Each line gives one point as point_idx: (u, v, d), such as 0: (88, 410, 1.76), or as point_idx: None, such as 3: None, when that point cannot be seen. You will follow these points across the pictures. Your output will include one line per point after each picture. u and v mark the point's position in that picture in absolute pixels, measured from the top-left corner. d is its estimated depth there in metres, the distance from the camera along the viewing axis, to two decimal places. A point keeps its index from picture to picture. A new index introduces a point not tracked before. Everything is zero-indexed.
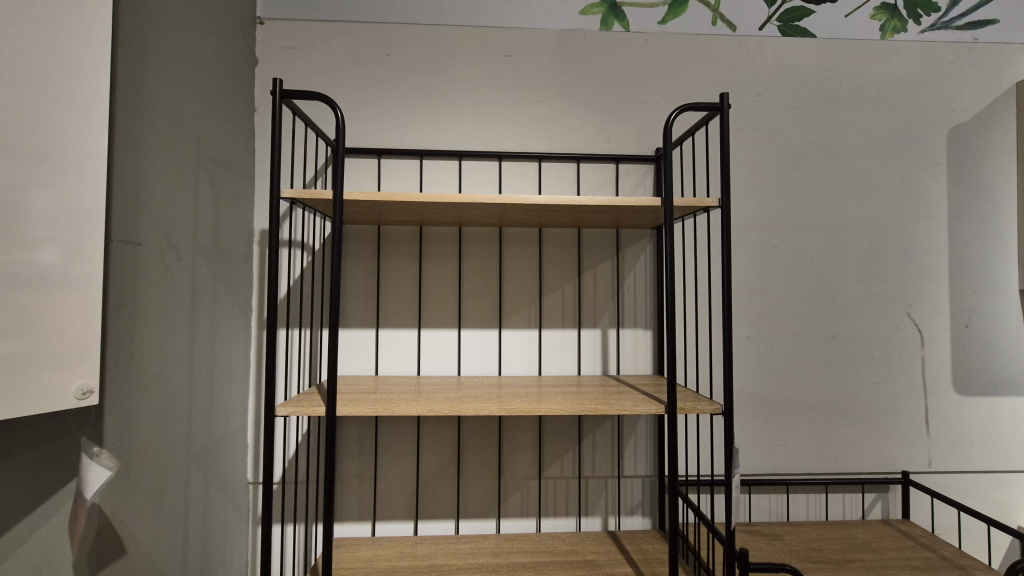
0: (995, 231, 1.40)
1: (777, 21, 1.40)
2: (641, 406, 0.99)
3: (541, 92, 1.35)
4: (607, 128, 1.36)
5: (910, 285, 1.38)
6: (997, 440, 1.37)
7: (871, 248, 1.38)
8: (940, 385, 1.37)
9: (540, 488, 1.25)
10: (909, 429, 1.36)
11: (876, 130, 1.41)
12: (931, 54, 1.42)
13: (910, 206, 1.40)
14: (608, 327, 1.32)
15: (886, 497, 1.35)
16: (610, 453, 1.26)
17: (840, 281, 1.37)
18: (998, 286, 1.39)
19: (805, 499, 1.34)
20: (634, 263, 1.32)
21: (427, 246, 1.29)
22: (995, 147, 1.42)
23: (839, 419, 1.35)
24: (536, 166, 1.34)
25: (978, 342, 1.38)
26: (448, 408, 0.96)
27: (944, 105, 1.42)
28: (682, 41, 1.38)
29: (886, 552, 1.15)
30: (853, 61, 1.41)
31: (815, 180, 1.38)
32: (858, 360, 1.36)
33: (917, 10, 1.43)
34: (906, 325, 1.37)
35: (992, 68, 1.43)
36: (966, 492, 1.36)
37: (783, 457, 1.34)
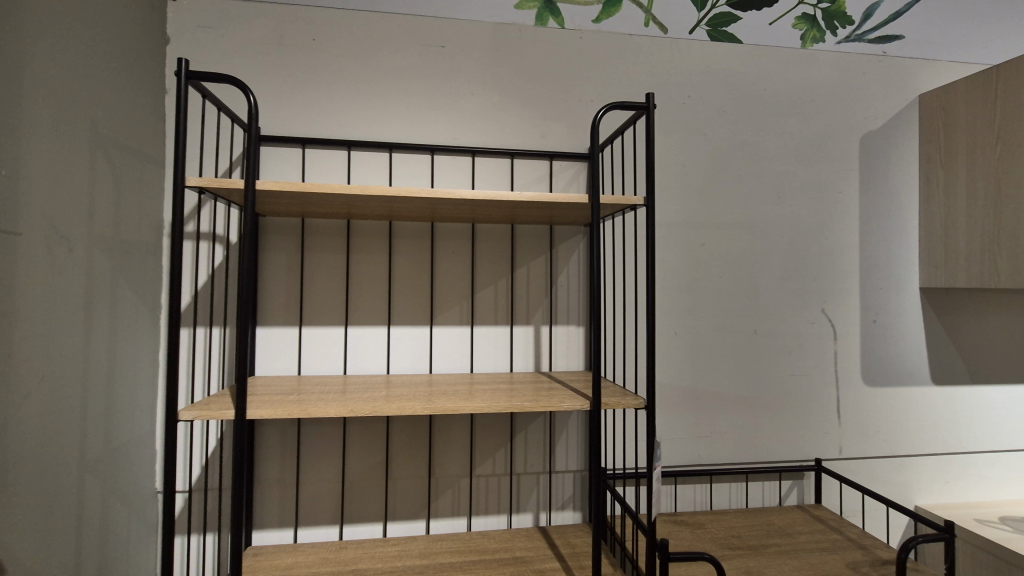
0: (898, 233, 1.51)
1: (706, 26, 1.44)
2: (567, 402, 1.00)
3: (475, 85, 1.33)
4: (543, 124, 1.36)
5: (824, 283, 1.46)
6: (900, 426, 1.47)
7: (789, 247, 1.45)
8: (851, 377, 1.46)
9: (471, 487, 1.23)
10: (822, 418, 1.44)
11: (796, 135, 1.47)
12: (846, 64, 1.51)
13: (826, 208, 1.48)
14: (541, 324, 1.32)
15: (802, 483, 1.43)
16: (541, 449, 1.26)
17: (763, 279, 1.43)
18: (902, 284, 1.50)
19: (727, 488, 1.40)
20: (567, 259, 1.33)
21: (356, 240, 1.24)
22: (900, 155, 1.52)
23: (760, 410, 1.42)
24: (470, 160, 1.32)
25: (882, 337, 1.48)
26: (370, 409, 0.93)
27: (856, 113, 1.51)
28: (616, 40, 1.40)
29: (798, 536, 1.21)
30: (776, 68, 1.47)
31: (739, 181, 1.44)
32: (776, 354, 1.43)
33: (834, 22, 1.50)
34: (821, 321, 1.45)
35: (899, 79, 1.53)
36: (872, 477, 1.46)
37: (707, 449, 1.39)
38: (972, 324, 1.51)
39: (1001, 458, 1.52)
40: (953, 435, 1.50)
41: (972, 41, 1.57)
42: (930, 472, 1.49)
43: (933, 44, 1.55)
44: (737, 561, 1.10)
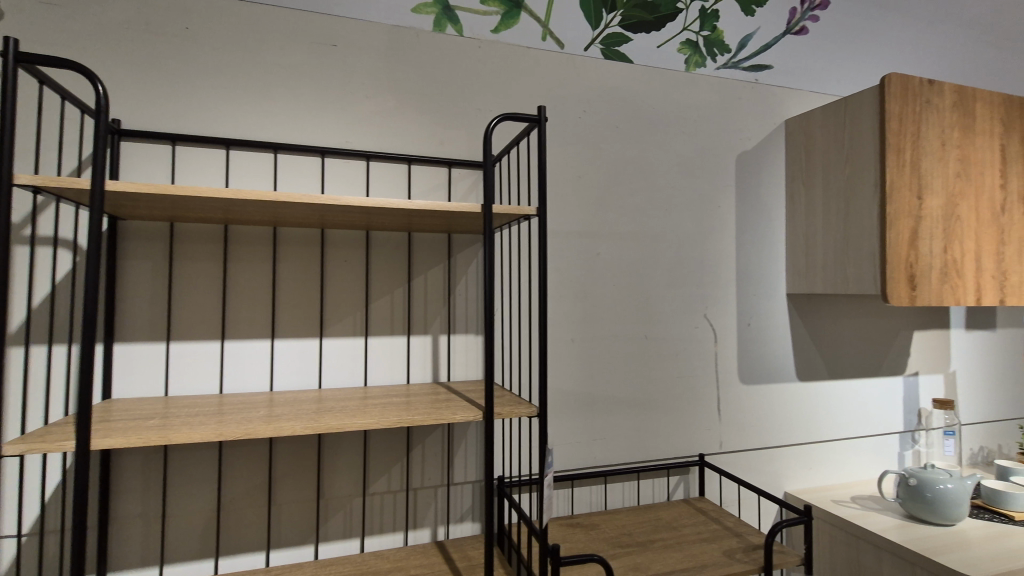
0: (767, 245, 1.66)
1: (600, 44, 1.50)
2: (460, 413, 1.00)
3: (370, 87, 1.29)
4: (440, 131, 1.34)
5: (705, 290, 1.57)
6: (771, 420, 1.62)
7: (675, 256, 1.55)
8: (729, 377, 1.58)
9: (364, 506, 1.18)
10: (705, 415, 1.55)
11: (681, 152, 1.58)
12: (724, 88, 1.64)
13: (707, 221, 1.59)
14: (439, 334, 1.30)
15: (687, 478, 1.52)
16: (439, 462, 1.24)
17: (651, 286, 1.51)
18: (771, 290, 1.65)
19: (620, 487, 1.45)
20: (465, 268, 1.32)
21: (236, 247, 1.15)
22: (769, 174, 1.68)
23: (650, 411, 1.49)
24: (364, 165, 1.27)
25: (755, 339, 1.62)
26: (243, 431, 0.86)
27: (733, 134, 1.64)
28: (513, 52, 1.41)
29: (683, 529, 1.28)
30: (663, 88, 1.57)
31: (630, 193, 1.51)
32: (665, 357, 1.52)
33: (714, 49, 1.63)
34: (703, 325, 1.56)
35: (768, 105, 1.69)
36: (748, 468, 1.59)
37: (602, 451, 1.44)
38: (828, 326, 1.70)
39: (853, 444, 1.72)
40: (815, 426, 1.67)
41: (828, 75, 1.77)
42: (796, 460, 1.65)
43: (796, 75, 1.73)
44: (626, 559, 1.15)
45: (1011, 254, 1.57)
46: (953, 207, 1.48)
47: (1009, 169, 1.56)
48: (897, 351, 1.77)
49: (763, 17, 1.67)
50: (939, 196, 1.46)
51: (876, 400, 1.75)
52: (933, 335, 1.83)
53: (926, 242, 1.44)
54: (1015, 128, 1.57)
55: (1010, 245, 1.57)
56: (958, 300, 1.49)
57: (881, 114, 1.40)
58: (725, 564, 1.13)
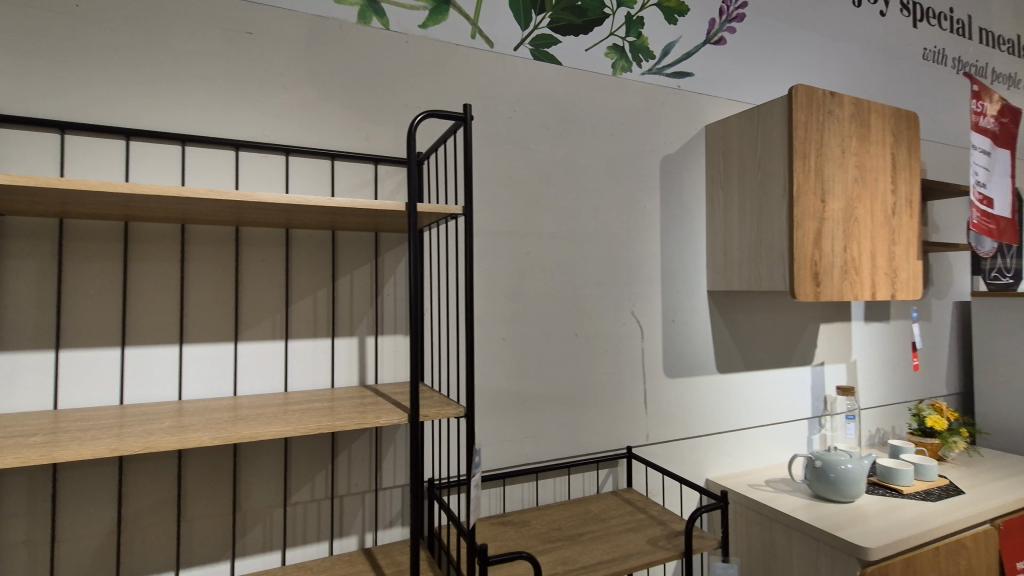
0: (688, 245, 1.74)
1: (529, 45, 1.51)
2: (384, 416, 0.97)
3: (290, 79, 1.23)
4: (366, 126, 1.31)
5: (632, 287, 1.63)
6: (693, 411, 1.70)
7: (603, 254, 1.59)
8: (655, 371, 1.64)
9: (286, 516, 1.13)
10: (633, 409, 1.60)
11: (609, 153, 1.62)
12: (648, 93, 1.70)
13: (632, 221, 1.64)
14: (366, 335, 1.26)
15: (616, 471, 1.57)
16: (366, 467, 1.21)
17: (581, 284, 1.55)
18: (693, 287, 1.73)
19: (551, 483, 1.47)
20: (393, 268, 1.29)
21: (137, 244, 1.07)
22: (691, 176, 1.76)
23: (580, 407, 1.52)
24: (283, 160, 1.22)
25: (679, 334, 1.69)
26: (142, 445, 0.79)
27: (657, 137, 1.70)
28: (442, 48, 1.40)
29: (610, 521, 1.32)
30: (591, 91, 1.60)
31: (560, 193, 1.53)
32: (594, 354, 1.55)
33: (639, 55, 1.68)
34: (631, 322, 1.62)
35: (690, 111, 1.77)
36: (672, 458, 1.66)
37: (533, 448, 1.45)
38: (745, 321, 1.81)
39: (767, 431, 1.83)
40: (733, 415, 1.77)
41: (744, 84, 1.88)
42: (717, 449, 1.74)
43: (715, 83, 1.82)
44: (555, 553, 1.17)
45: (900, 253, 1.73)
46: (852, 210, 1.61)
47: (898, 176, 1.72)
48: (805, 343, 1.91)
49: (685, 26, 1.75)
50: (839, 200, 1.58)
51: (787, 389, 1.88)
52: (837, 327, 1.99)
53: (828, 241, 1.56)
54: (903, 139, 1.73)
55: (899, 245, 1.73)
56: (856, 295, 1.62)
57: (789, 122, 1.50)
58: (649, 551, 1.17)
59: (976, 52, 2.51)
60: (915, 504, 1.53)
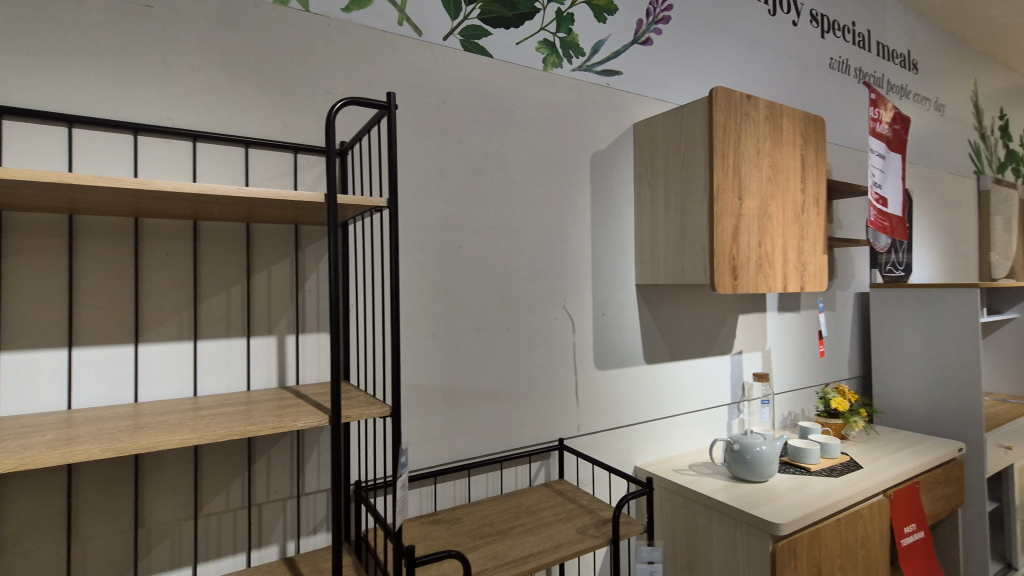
0: (617, 239, 1.79)
1: (459, 35, 1.49)
2: (303, 419, 0.92)
3: (197, 58, 1.14)
4: (284, 112, 1.23)
5: (563, 282, 1.65)
6: (623, 402, 1.75)
7: (535, 249, 1.59)
8: (586, 363, 1.68)
9: (197, 530, 1.05)
10: (564, 402, 1.63)
11: (540, 148, 1.62)
12: (579, 89, 1.72)
13: (563, 216, 1.66)
14: (286, 334, 1.20)
15: (548, 463, 1.59)
16: (287, 472, 1.15)
17: (513, 279, 1.55)
18: (622, 281, 1.78)
19: (484, 478, 1.47)
20: (314, 262, 1.23)
21: (13, 237, 0.95)
22: (619, 173, 1.80)
23: (512, 402, 1.53)
24: (190, 146, 1.13)
25: (608, 327, 1.73)
26: (18, 462, 0.71)
27: (587, 134, 1.73)
28: (367, 34, 1.34)
29: (541, 513, 1.34)
30: (522, 85, 1.60)
31: (491, 187, 1.52)
32: (526, 348, 1.56)
33: (569, 51, 1.70)
34: (562, 316, 1.64)
35: (618, 108, 1.81)
36: (603, 448, 1.70)
37: (465, 444, 1.44)
38: (670, 313, 1.88)
39: (691, 418, 1.92)
40: (659, 404, 1.84)
41: (670, 84, 1.94)
42: (644, 437, 1.80)
43: (642, 83, 1.87)
44: (486, 548, 1.16)
45: (808, 248, 1.86)
46: (766, 207, 1.71)
47: (807, 176, 1.85)
48: (725, 333, 2.02)
49: (614, 25, 1.78)
50: (755, 198, 1.67)
51: (709, 378, 1.97)
52: (753, 318, 2.12)
53: (745, 237, 1.64)
54: (811, 141, 1.86)
55: (807, 241, 1.85)
56: (770, 288, 1.72)
57: (709, 122, 1.56)
58: (578, 540, 1.19)
59: (874, 64, 2.73)
60: (821, 480, 1.66)
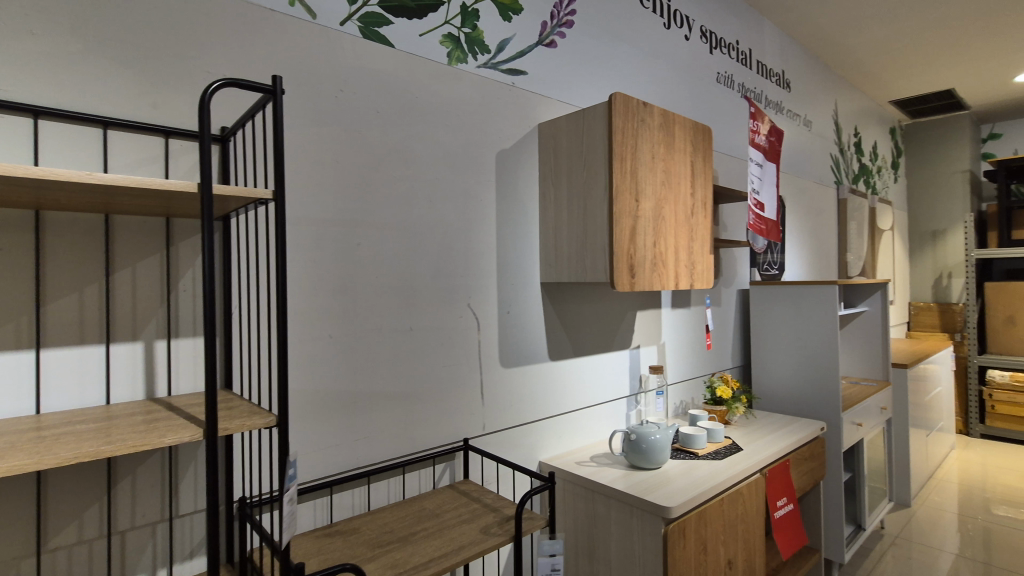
0: (522, 239, 1.80)
1: (357, 22, 1.41)
2: (172, 434, 0.83)
3: (39, 23, 0.98)
4: (151, 91, 1.10)
5: (468, 280, 1.63)
6: (527, 399, 1.77)
7: (439, 247, 1.56)
8: (491, 362, 1.68)
9: (40, 568, 0.91)
10: (469, 401, 1.61)
11: (444, 144, 1.59)
12: (484, 87, 1.70)
13: (468, 214, 1.65)
14: (155, 339, 1.07)
15: (452, 464, 1.57)
16: (157, 494, 1.03)
17: (416, 277, 1.50)
18: (526, 280, 1.80)
19: (385, 484, 1.42)
20: (189, 259, 1.11)
21: None
22: (524, 172, 1.82)
23: (415, 404, 1.49)
24: (32, 124, 0.98)
25: (513, 325, 1.74)
26: None
27: (493, 132, 1.73)
28: (253, 11, 1.23)
29: (444, 515, 1.32)
30: (426, 79, 1.56)
31: (393, 182, 1.47)
32: (430, 348, 1.53)
33: (474, 47, 1.68)
34: (467, 314, 1.62)
35: (523, 108, 1.82)
36: (508, 445, 1.71)
37: (364, 450, 1.38)
38: (573, 310, 1.93)
39: (592, 411, 1.99)
40: (563, 399, 1.88)
41: (573, 87, 1.99)
42: (548, 432, 1.84)
43: (547, 84, 1.90)
44: (385, 557, 1.12)
45: (697, 248, 1.99)
46: (660, 209, 1.81)
47: (696, 181, 1.98)
48: (624, 329, 2.12)
49: (519, 25, 1.79)
50: (650, 200, 1.76)
51: (609, 372, 2.06)
52: (650, 314, 2.24)
53: (641, 237, 1.73)
54: (700, 149, 2.00)
55: (696, 241, 1.99)
56: (663, 285, 1.83)
57: (609, 126, 1.62)
58: (481, 540, 1.19)
59: (754, 81, 3.00)
60: (707, 463, 1.79)
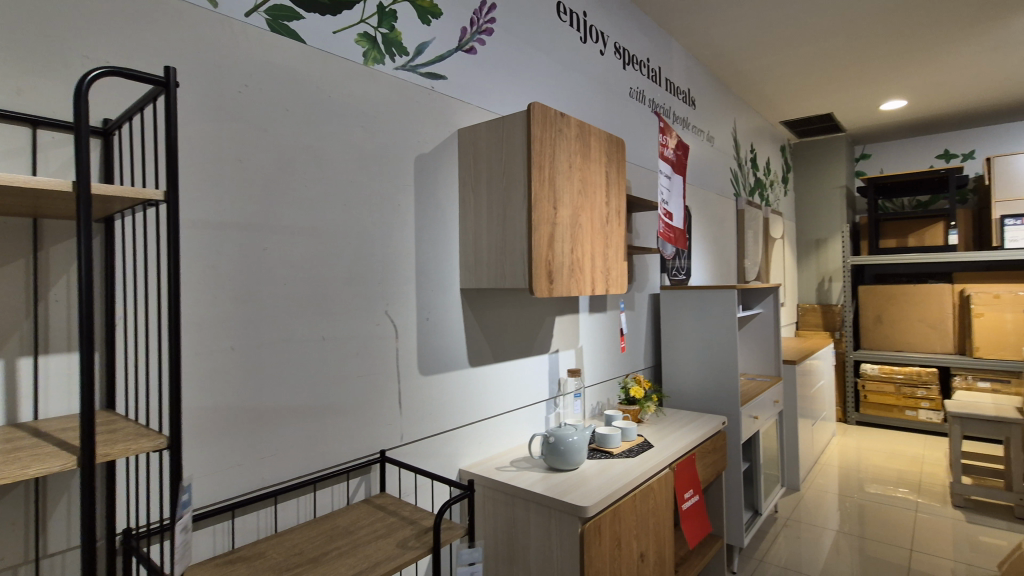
0: (441, 245, 1.79)
1: (264, 14, 1.33)
2: (39, 464, 0.73)
3: None
4: (15, 75, 0.97)
5: (386, 286, 1.59)
6: (447, 406, 1.75)
7: (355, 252, 1.51)
8: (409, 370, 1.64)
9: None
10: (386, 411, 1.57)
11: (360, 146, 1.54)
12: (401, 89, 1.67)
13: (386, 219, 1.60)
14: (18, 356, 0.94)
15: (368, 477, 1.52)
16: (19, 532, 0.91)
17: (330, 284, 1.44)
18: (446, 286, 1.79)
19: (294, 503, 1.35)
20: (63, 266, 0.99)
21: None
22: (443, 177, 1.80)
23: (328, 416, 1.42)
24: None
25: (433, 332, 1.72)
26: None
27: (411, 136, 1.70)
28: None
29: (358, 532, 1.27)
30: (341, 78, 1.50)
31: (303, 184, 1.40)
32: (344, 358, 1.47)
33: (392, 48, 1.64)
34: (384, 322, 1.58)
35: (442, 113, 1.81)
36: (426, 455, 1.68)
37: (271, 468, 1.30)
38: (492, 316, 1.94)
39: (512, 416, 2.01)
40: (482, 405, 1.88)
41: (492, 94, 2.01)
42: (468, 439, 1.83)
43: (466, 90, 1.90)
44: None
45: (612, 255, 2.07)
46: (577, 217, 1.86)
47: (610, 191, 2.06)
48: (543, 334, 2.16)
49: (438, 29, 1.77)
50: (567, 208, 1.81)
51: (528, 376, 2.08)
52: (567, 319, 2.30)
53: (559, 244, 1.77)
54: (614, 160, 2.08)
55: (611, 248, 2.07)
56: (580, 291, 1.88)
57: (528, 135, 1.64)
58: (398, 555, 1.16)
59: (663, 97, 3.18)
60: (621, 462, 1.86)
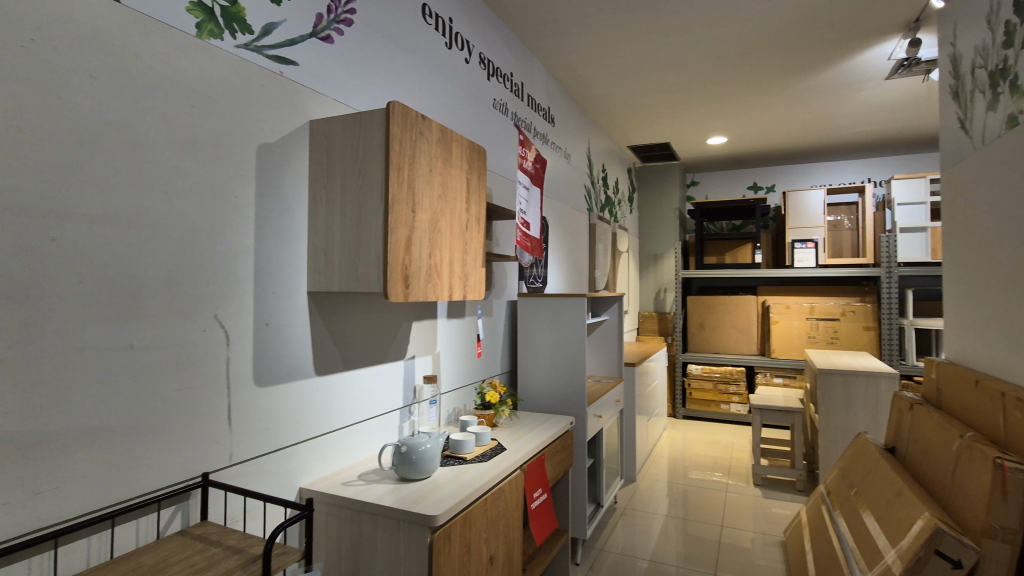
0: (287, 245, 1.65)
1: None
2: None
3: None
4: None
5: (216, 289, 1.42)
6: (287, 420, 1.61)
7: (178, 249, 1.32)
8: (242, 381, 1.48)
9: None
10: (213, 428, 1.40)
11: (188, 128, 1.35)
12: (244, 70, 1.51)
13: (219, 212, 1.43)
14: None
15: (186, 505, 1.34)
16: None
17: (142, 284, 1.24)
18: (290, 289, 1.65)
19: (84, 544, 1.13)
20: None
21: None
22: (291, 172, 1.67)
23: (136, 438, 1.22)
24: None
25: (273, 339, 1.57)
26: None
27: (254, 123, 1.54)
28: None
29: (170, 568, 1.10)
30: (167, 49, 1.31)
31: (112, 166, 1.19)
32: (159, 369, 1.27)
33: (232, 24, 1.47)
34: (213, 328, 1.41)
35: (292, 102, 1.67)
36: (261, 475, 1.53)
37: (52, 505, 1.08)
38: (343, 321, 1.84)
39: (362, 426, 1.92)
40: (330, 417, 1.77)
41: (349, 88, 1.91)
42: (312, 453, 1.71)
43: (320, 80, 1.78)
44: None
45: (470, 261, 2.09)
46: (435, 222, 1.84)
47: (470, 198, 2.08)
48: (399, 339, 2.10)
49: (289, 11, 1.64)
50: (425, 212, 1.78)
51: (381, 385, 2.01)
52: (425, 324, 2.27)
53: (416, 248, 1.73)
54: (475, 167, 2.11)
55: (469, 255, 2.09)
56: (438, 296, 1.86)
57: (386, 134, 1.58)
58: None
59: (525, 111, 3.31)
60: (474, 467, 1.88)
